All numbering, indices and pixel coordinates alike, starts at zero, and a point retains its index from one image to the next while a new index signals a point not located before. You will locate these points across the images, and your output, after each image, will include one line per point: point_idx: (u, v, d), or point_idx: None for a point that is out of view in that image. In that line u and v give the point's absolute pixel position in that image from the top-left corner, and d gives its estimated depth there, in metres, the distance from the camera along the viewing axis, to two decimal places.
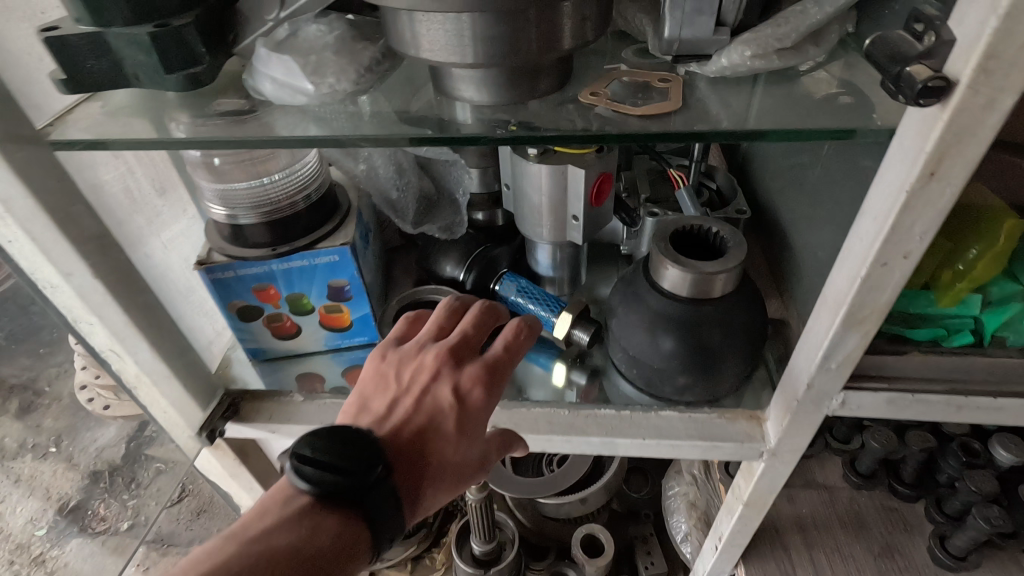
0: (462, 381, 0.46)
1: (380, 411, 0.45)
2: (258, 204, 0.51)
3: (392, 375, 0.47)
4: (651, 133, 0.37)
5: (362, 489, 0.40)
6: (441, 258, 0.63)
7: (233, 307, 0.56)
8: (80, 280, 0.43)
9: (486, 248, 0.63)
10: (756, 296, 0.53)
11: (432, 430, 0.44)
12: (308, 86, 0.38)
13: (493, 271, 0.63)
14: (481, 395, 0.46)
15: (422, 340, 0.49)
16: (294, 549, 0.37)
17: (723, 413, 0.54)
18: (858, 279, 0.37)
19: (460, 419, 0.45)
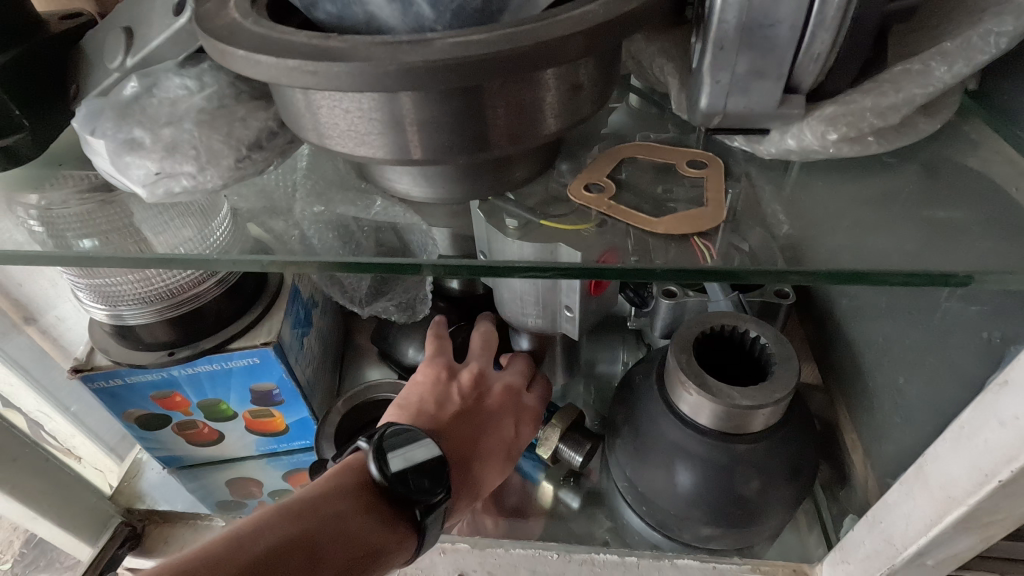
0: (520, 417, 0.45)
1: (444, 419, 0.42)
2: (147, 300, 0.39)
3: (452, 389, 0.44)
4: (675, 255, 0.24)
5: (424, 511, 0.34)
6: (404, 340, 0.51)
7: (130, 416, 0.44)
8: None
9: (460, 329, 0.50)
10: (807, 419, 0.40)
11: (477, 465, 0.42)
12: (138, 185, 0.25)
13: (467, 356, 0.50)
14: (529, 433, 0.46)
15: (487, 353, 0.47)
16: (343, 542, 0.32)
17: (756, 566, 0.42)
18: (993, 479, 0.24)
19: (500, 464, 0.44)
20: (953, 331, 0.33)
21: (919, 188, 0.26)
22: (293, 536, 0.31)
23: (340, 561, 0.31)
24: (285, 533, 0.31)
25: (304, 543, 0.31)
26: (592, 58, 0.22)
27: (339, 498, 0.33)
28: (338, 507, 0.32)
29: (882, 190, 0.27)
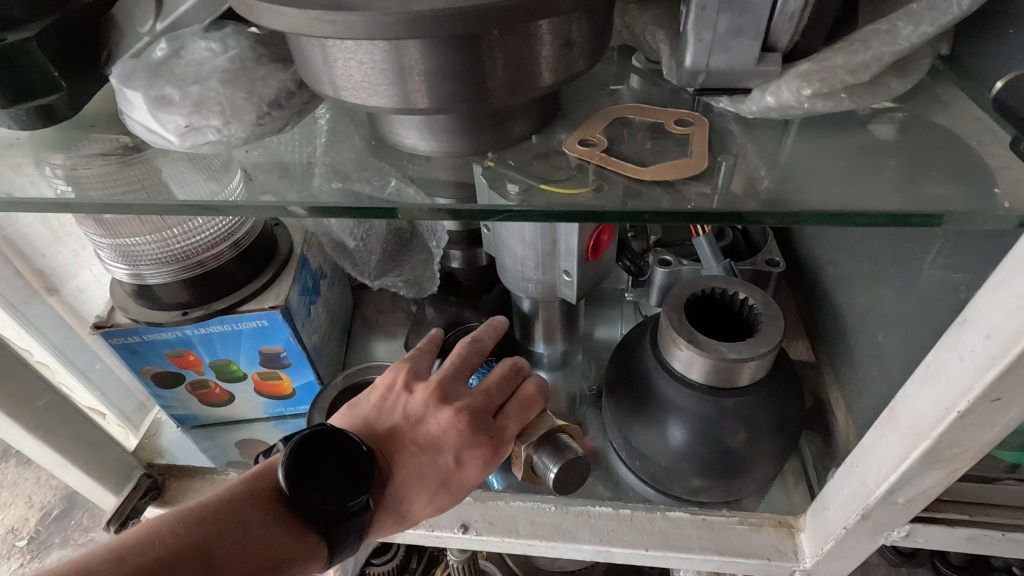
0: (466, 448, 0.39)
1: (381, 434, 0.40)
2: (167, 259, 0.41)
3: (401, 402, 0.41)
4: (661, 202, 0.26)
5: (327, 523, 0.35)
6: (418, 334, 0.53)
7: (147, 374, 0.46)
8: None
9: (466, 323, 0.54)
10: (794, 379, 0.42)
11: (400, 491, 0.39)
12: (171, 138, 0.28)
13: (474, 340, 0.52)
14: (478, 463, 0.40)
15: (457, 365, 0.42)
16: (241, 550, 0.34)
17: (746, 517, 0.44)
18: (952, 413, 0.26)
19: (432, 494, 0.39)
20: (929, 289, 0.35)
21: (894, 147, 0.28)
22: (195, 542, 0.33)
23: (238, 569, 0.33)
24: (183, 537, 0.33)
25: (202, 547, 0.33)
26: (584, 16, 0.24)
27: (244, 506, 0.35)
28: (244, 517, 0.35)
29: (858, 147, 0.29)
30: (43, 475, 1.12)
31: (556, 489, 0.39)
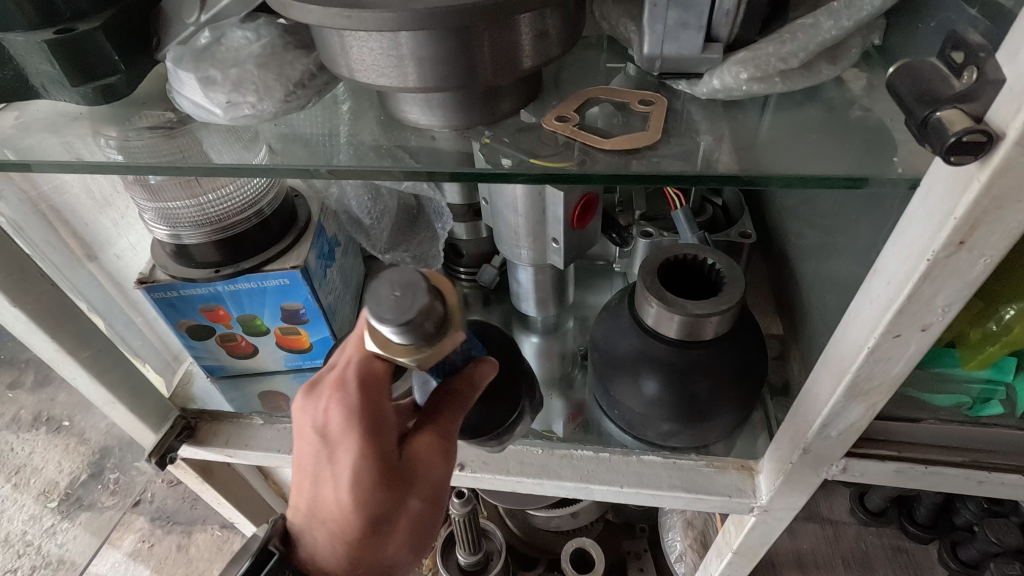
0: (316, 408, 0.34)
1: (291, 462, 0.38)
2: (201, 222, 0.47)
3: None
4: (623, 168, 0.31)
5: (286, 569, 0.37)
6: None
7: (182, 326, 0.52)
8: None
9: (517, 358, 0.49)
10: (755, 337, 0.47)
11: (319, 497, 0.35)
12: (216, 111, 0.33)
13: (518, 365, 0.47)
14: (338, 410, 0.33)
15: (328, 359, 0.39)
16: None
17: (711, 459, 0.49)
18: (863, 350, 0.31)
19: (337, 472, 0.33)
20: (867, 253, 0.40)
21: (824, 124, 0.33)
22: None
23: None
24: None
25: None
26: (557, 12, 0.29)
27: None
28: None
29: (793, 124, 0.34)
30: (74, 441, 1.14)
31: (395, 319, 0.29)
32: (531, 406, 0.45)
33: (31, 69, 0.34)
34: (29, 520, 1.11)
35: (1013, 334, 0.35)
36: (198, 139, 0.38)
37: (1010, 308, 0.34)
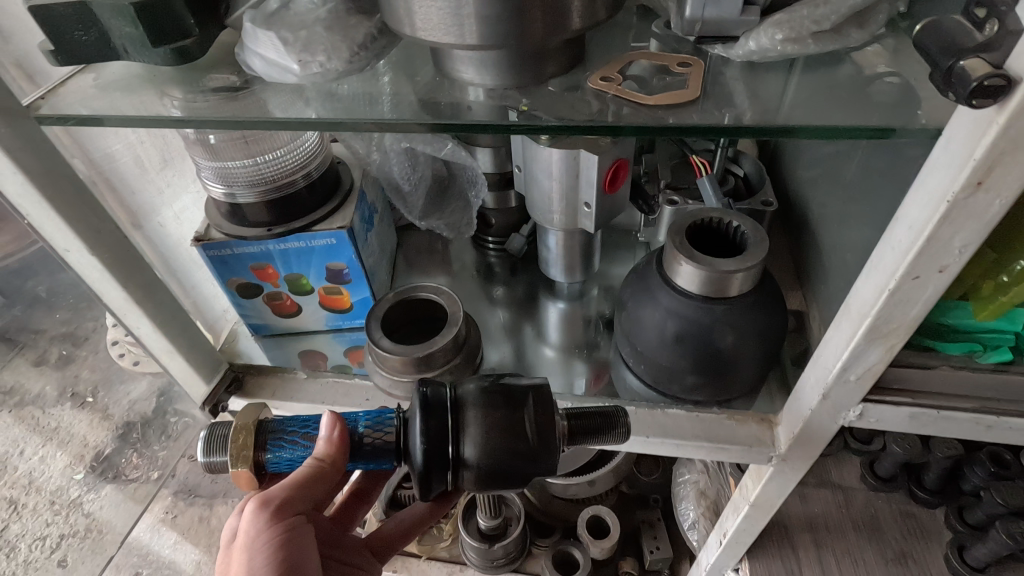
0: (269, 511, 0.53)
1: None
2: (256, 182, 0.50)
3: None
4: (664, 123, 0.34)
5: None
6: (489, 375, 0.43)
7: (232, 284, 0.56)
8: (76, 257, 0.44)
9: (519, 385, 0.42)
10: (777, 297, 0.50)
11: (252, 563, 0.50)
12: (293, 68, 0.36)
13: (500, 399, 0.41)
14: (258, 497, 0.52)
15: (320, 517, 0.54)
16: None
17: (732, 412, 0.52)
18: (884, 292, 0.34)
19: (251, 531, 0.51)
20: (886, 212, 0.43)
21: (850, 84, 0.36)
22: None
23: None
24: None
25: None
26: None
27: None
28: None
29: (821, 84, 0.36)
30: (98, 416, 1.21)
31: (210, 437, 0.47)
32: (480, 447, 0.40)
33: (116, 30, 0.37)
34: (56, 489, 1.18)
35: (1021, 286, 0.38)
36: (261, 97, 0.40)
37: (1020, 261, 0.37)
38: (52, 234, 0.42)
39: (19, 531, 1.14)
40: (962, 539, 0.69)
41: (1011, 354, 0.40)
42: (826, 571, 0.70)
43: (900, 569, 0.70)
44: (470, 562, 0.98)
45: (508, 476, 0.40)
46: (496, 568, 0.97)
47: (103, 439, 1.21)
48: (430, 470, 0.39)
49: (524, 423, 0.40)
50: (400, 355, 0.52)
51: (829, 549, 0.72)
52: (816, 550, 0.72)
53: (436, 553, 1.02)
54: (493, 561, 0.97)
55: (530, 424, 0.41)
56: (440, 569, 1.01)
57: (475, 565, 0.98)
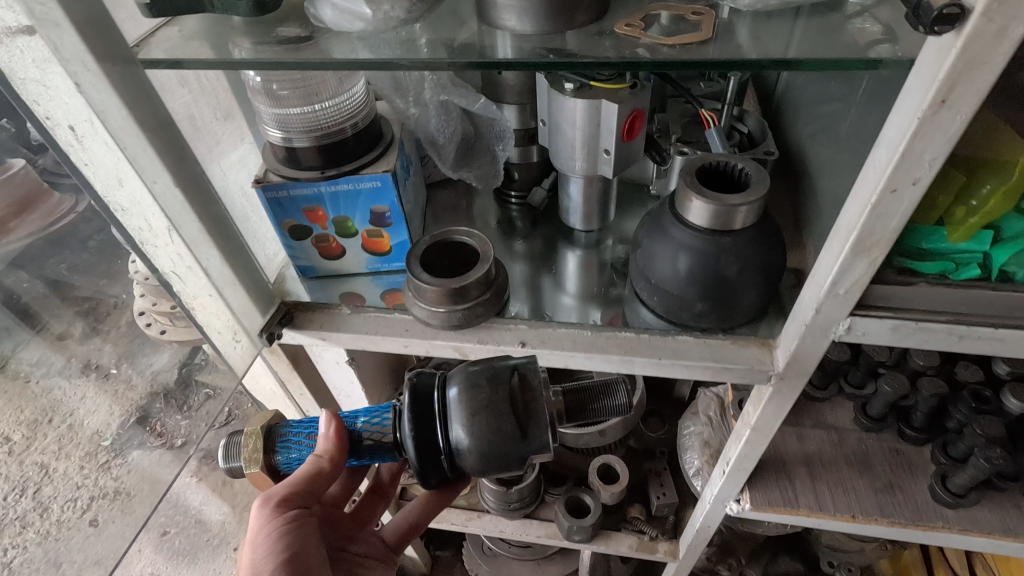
0: None
1: None
2: (311, 128, 0.56)
3: None
4: (680, 60, 0.40)
5: None
6: (468, 373, 0.56)
7: (285, 226, 0.62)
8: (162, 187, 0.49)
9: (492, 372, 0.55)
10: (776, 233, 0.56)
11: None
12: (362, 8, 0.44)
13: (465, 397, 0.54)
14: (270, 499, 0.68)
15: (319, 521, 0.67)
16: None
17: (736, 338, 0.58)
18: (869, 206, 0.39)
19: None
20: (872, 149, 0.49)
21: (839, 30, 0.42)
22: None
23: None
24: None
25: None
26: None
27: None
28: None
29: (814, 31, 0.42)
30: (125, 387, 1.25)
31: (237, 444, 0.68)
32: (454, 441, 0.54)
33: None
34: None
35: (986, 206, 0.44)
36: (326, 43, 0.46)
37: (984, 186, 0.44)
38: (140, 172, 0.47)
39: None
40: (945, 470, 0.75)
41: (980, 271, 0.46)
42: (820, 500, 0.76)
43: (889, 498, 0.76)
44: (488, 506, 1.05)
45: (499, 451, 0.53)
46: (513, 512, 1.04)
47: None
48: (420, 464, 0.55)
49: (499, 405, 0.53)
50: (438, 286, 0.58)
51: (823, 481, 0.78)
52: (811, 482, 0.78)
53: (456, 501, 1.10)
54: (510, 505, 1.03)
55: (502, 417, 0.53)
56: (459, 515, 1.07)
57: (493, 510, 1.05)
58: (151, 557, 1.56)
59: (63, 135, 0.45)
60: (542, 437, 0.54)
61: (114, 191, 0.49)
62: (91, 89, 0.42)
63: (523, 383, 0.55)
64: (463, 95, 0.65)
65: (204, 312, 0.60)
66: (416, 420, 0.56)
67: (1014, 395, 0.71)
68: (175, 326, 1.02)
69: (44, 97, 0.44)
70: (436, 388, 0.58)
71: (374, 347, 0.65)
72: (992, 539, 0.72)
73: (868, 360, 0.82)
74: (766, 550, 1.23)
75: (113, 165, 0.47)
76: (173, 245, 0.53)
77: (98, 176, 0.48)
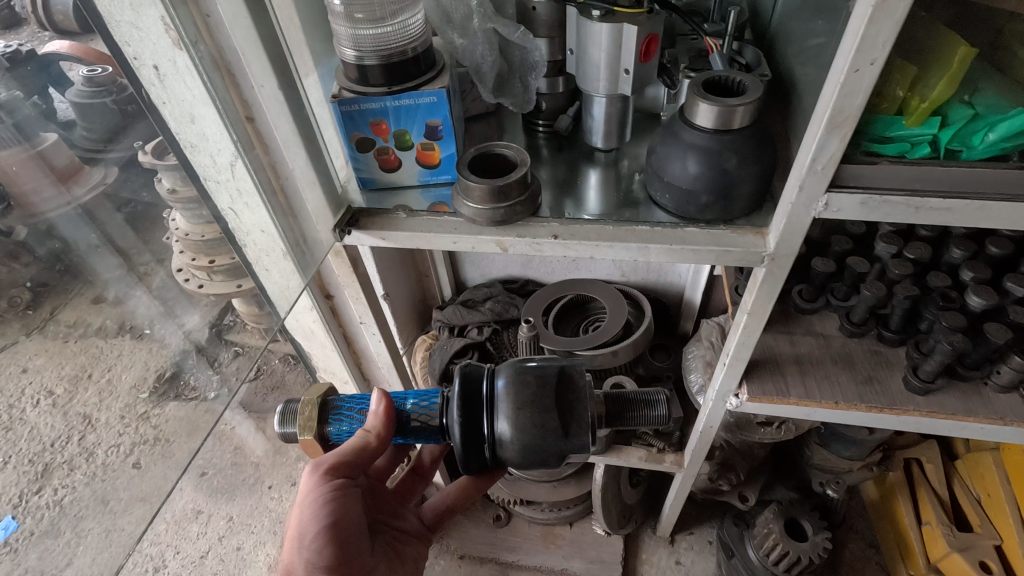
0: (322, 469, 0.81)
1: None
2: (381, 48, 0.67)
3: None
4: None
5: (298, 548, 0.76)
6: (515, 376, 0.69)
7: (354, 138, 0.73)
8: (267, 91, 0.67)
9: (537, 378, 0.69)
10: (767, 137, 0.67)
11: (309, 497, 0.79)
12: None
13: (515, 397, 0.67)
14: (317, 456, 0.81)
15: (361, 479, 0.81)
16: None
17: (735, 228, 0.69)
18: (837, 85, 0.51)
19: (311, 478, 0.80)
20: None
21: None
22: None
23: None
24: None
25: None
26: None
27: None
28: None
29: None
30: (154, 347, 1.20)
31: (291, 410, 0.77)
32: (500, 436, 0.68)
33: None
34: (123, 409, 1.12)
35: (931, 96, 0.58)
36: None
37: (929, 81, 0.58)
38: (253, 78, 0.66)
39: (94, 441, 1.06)
40: (916, 362, 0.86)
41: (930, 150, 0.58)
42: (808, 390, 0.88)
43: (868, 388, 0.87)
44: None
45: (541, 445, 0.67)
46: None
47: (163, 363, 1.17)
48: (468, 449, 0.68)
49: (545, 403, 0.67)
50: (484, 185, 0.69)
51: (811, 376, 0.89)
52: (801, 377, 0.90)
53: None
54: None
55: (547, 417, 0.67)
56: None
57: None
58: (192, 495, 1.67)
59: (148, 73, 0.65)
60: (581, 437, 0.68)
61: (186, 128, 0.70)
62: (180, 23, 0.60)
63: (567, 386, 0.69)
64: (505, 26, 0.76)
65: (255, 245, 0.85)
66: (465, 406, 0.69)
67: (976, 293, 0.81)
68: (212, 281, 1.13)
69: (135, 39, 0.62)
70: (483, 378, 0.71)
71: (426, 246, 0.76)
72: (955, 419, 0.83)
73: (852, 273, 0.94)
74: (763, 473, 1.35)
75: (190, 103, 0.67)
76: (234, 180, 0.75)
77: (174, 115, 0.69)
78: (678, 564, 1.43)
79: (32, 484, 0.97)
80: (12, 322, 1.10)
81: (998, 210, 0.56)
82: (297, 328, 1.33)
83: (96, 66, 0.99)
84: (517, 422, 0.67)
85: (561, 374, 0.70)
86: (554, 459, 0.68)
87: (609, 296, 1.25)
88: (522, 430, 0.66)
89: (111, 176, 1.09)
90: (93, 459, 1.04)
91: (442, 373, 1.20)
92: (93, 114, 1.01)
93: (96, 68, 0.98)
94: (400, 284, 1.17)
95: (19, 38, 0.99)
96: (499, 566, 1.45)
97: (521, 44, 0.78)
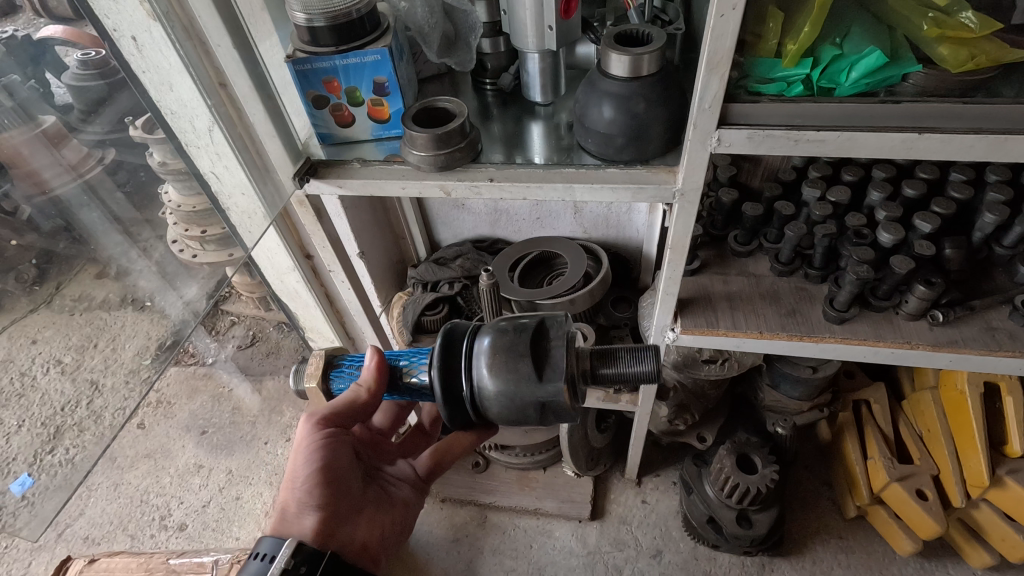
0: None
1: None
2: (327, 11, 0.74)
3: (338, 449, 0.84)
4: None
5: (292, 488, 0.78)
6: (489, 335, 0.69)
7: (309, 95, 0.81)
8: (224, 52, 0.76)
9: (515, 333, 0.68)
10: (673, 86, 0.75)
11: None
12: None
13: (488, 355, 0.68)
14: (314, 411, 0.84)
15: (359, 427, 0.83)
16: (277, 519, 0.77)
17: (650, 168, 0.77)
18: (709, 29, 0.58)
19: None
20: None
21: None
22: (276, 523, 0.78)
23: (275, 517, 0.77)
24: None
25: None
26: None
27: None
28: None
29: None
30: (157, 316, 1.16)
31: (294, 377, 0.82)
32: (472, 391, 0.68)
33: None
34: (129, 373, 1.08)
35: (802, 38, 0.67)
36: None
37: (803, 28, 0.66)
38: (210, 39, 0.75)
39: (102, 404, 1.05)
40: (832, 294, 0.94)
41: (805, 87, 0.67)
42: (736, 322, 0.96)
43: (791, 320, 0.96)
44: None
45: (515, 393, 0.66)
46: None
47: (166, 330, 1.12)
48: (453, 408, 0.70)
49: (527, 360, 0.66)
50: (427, 133, 0.77)
51: (740, 311, 0.98)
52: (731, 311, 0.98)
53: None
54: None
55: (521, 364, 0.66)
56: None
57: None
58: (193, 451, 1.78)
59: (126, 42, 0.74)
60: (556, 383, 0.65)
61: (166, 95, 0.80)
62: None
63: (544, 341, 0.67)
64: None
65: (238, 207, 0.94)
66: (447, 372, 0.69)
67: (884, 230, 0.89)
68: (204, 250, 1.20)
69: (114, 12, 0.71)
70: (468, 337, 0.72)
71: (380, 193, 0.85)
72: (867, 344, 0.91)
73: (780, 217, 1.03)
74: (720, 415, 1.44)
75: (168, 71, 0.76)
76: (213, 145, 0.85)
77: (154, 82, 0.79)
78: (644, 502, 1.53)
79: (45, 444, 0.98)
80: (19, 297, 1.18)
81: (865, 141, 0.63)
82: (282, 290, 1.42)
83: (89, 51, 1.07)
84: (494, 379, 0.66)
85: (539, 327, 0.69)
86: (535, 410, 0.66)
87: (570, 250, 1.33)
88: (503, 389, 0.66)
89: (110, 157, 1.19)
90: (101, 421, 1.01)
91: (415, 324, 1.29)
92: (88, 95, 1.09)
93: (90, 51, 1.06)
94: (376, 241, 1.25)
95: (15, 25, 1.07)
96: (477, 507, 1.56)
97: (461, 8, 0.87)
